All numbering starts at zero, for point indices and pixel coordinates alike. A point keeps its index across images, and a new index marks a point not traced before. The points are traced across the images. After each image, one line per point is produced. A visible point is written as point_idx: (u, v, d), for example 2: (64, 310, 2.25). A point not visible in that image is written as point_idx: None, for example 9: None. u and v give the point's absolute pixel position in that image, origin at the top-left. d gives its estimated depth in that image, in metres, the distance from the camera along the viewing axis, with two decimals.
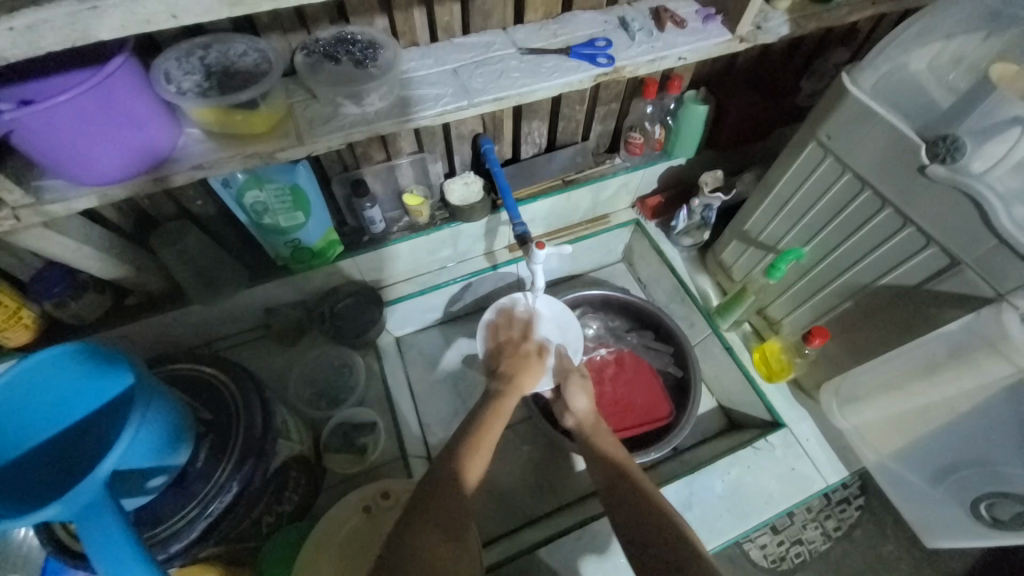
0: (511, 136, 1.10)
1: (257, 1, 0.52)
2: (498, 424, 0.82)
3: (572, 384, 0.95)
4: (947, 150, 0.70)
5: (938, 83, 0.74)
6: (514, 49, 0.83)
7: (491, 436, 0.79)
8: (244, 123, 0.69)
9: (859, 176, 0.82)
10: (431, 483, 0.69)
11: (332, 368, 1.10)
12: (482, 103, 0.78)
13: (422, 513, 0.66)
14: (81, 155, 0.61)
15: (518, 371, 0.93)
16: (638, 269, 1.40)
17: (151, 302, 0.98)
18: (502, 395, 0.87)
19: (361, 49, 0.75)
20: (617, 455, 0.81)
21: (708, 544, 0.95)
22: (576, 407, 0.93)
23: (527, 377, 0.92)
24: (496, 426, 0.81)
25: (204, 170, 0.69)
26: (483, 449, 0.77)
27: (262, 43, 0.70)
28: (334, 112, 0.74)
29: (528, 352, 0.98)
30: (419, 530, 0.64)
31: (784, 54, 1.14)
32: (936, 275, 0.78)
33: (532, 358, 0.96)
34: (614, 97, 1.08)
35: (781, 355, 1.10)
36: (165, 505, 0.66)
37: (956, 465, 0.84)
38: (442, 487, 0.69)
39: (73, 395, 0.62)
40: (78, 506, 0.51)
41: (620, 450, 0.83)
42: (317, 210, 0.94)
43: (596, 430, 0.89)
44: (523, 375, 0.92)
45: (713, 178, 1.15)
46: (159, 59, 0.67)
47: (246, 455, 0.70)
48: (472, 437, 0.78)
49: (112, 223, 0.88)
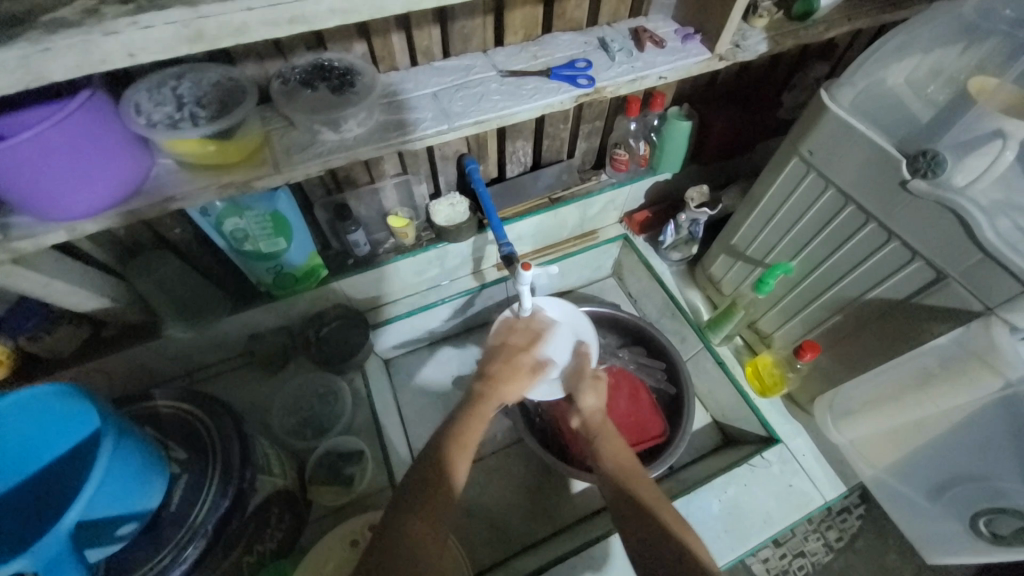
0: (496, 156, 1.09)
1: (218, 38, 0.52)
2: (477, 420, 0.79)
3: (584, 382, 0.93)
4: (928, 165, 0.70)
5: (918, 96, 0.76)
6: (494, 71, 0.83)
7: (471, 430, 0.77)
8: (218, 154, 0.68)
9: (842, 191, 0.82)
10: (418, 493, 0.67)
11: (318, 395, 1.08)
12: (462, 127, 0.77)
13: (404, 529, 0.64)
14: (47, 192, 0.59)
15: (503, 380, 0.84)
16: (628, 284, 1.39)
17: (129, 333, 0.95)
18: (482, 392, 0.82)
19: (339, 76, 0.74)
20: (627, 468, 0.78)
21: (720, 560, 0.93)
22: (583, 406, 0.90)
23: (509, 385, 0.84)
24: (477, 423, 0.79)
25: (178, 203, 0.68)
26: (468, 450, 0.74)
27: (237, 72, 0.69)
28: (312, 139, 0.73)
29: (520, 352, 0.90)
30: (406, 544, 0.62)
31: (765, 70, 1.15)
32: (923, 289, 0.78)
33: (512, 352, 0.89)
34: (598, 115, 1.08)
35: (774, 368, 1.09)
36: (138, 553, 0.63)
37: (954, 480, 0.83)
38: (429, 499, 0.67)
39: (39, 441, 0.59)
40: (39, 564, 0.48)
41: (631, 461, 0.80)
42: (298, 235, 0.92)
43: (603, 428, 0.87)
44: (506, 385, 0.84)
45: (699, 194, 1.14)
46: (129, 90, 0.65)
47: (225, 493, 0.68)
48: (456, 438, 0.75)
49: (88, 255, 0.86)
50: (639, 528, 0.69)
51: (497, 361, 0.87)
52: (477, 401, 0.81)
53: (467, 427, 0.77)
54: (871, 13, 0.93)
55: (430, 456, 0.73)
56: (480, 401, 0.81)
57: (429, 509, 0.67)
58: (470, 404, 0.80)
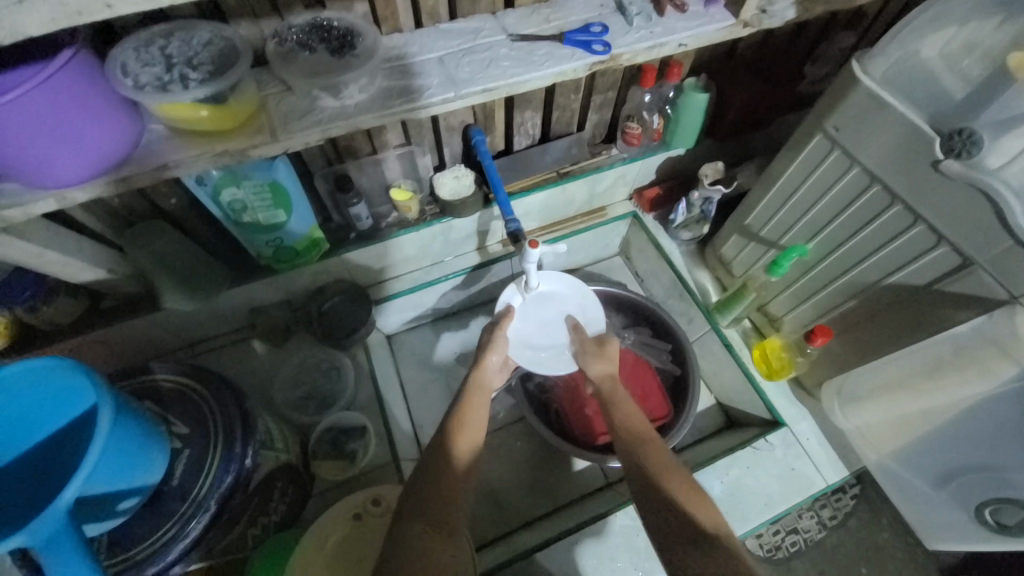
0: (503, 127, 1.05)
1: None
2: (482, 403, 0.81)
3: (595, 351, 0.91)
4: (963, 145, 0.66)
5: (951, 71, 0.69)
6: (503, 35, 0.78)
7: (477, 413, 0.79)
8: (212, 119, 0.64)
9: (868, 171, 0.78)
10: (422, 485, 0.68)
11: (320, 370, 1.07)
12: (469, 95, 0.73)
13: (417, 506, 0.66)
14: (33, 157, 0.56)
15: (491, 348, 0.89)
16: (635, 263, 1.36)
17: (127, 305, 0.93)
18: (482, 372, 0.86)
19: (339, 37, 0.69)
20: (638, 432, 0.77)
21: (737, 529, 0.94)
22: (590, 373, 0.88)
23: (494, 355, 0.89)
24: (481, 405, 0.80)
25: (171, 171, 0.65)
26: (474, 430, 0.76)
27: (229, 30, 0.64)
28: (311, 106, 0.69)
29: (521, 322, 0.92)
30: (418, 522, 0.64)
31: (788, 39, 1.08)
32: (947, 275, 0.75)
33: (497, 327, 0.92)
34: (611, 85, 1.03)
35: (782, 352, 1.07)
36: (141, 527, 0.63)
37: (959, 470, 0.82)
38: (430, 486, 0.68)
39: (36, 414, 0.58)
40: (40, 538, 0.48)
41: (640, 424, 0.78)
42: (298, 208, 0.89)
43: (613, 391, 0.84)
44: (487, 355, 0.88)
45: (713, 169, 1.11)
46: (115, 49, 0.61)
47: (227, 470, 0.67)
48: (463, 415, 0.77)
49: (82, 224, 0.84)
50: (642, 492, 0.68)
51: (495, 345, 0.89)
52: (478, 383, 0.84)
53: (473, 406, 0.79)
54: None
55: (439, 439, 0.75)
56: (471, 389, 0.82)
57: (439, 488, 0.68)
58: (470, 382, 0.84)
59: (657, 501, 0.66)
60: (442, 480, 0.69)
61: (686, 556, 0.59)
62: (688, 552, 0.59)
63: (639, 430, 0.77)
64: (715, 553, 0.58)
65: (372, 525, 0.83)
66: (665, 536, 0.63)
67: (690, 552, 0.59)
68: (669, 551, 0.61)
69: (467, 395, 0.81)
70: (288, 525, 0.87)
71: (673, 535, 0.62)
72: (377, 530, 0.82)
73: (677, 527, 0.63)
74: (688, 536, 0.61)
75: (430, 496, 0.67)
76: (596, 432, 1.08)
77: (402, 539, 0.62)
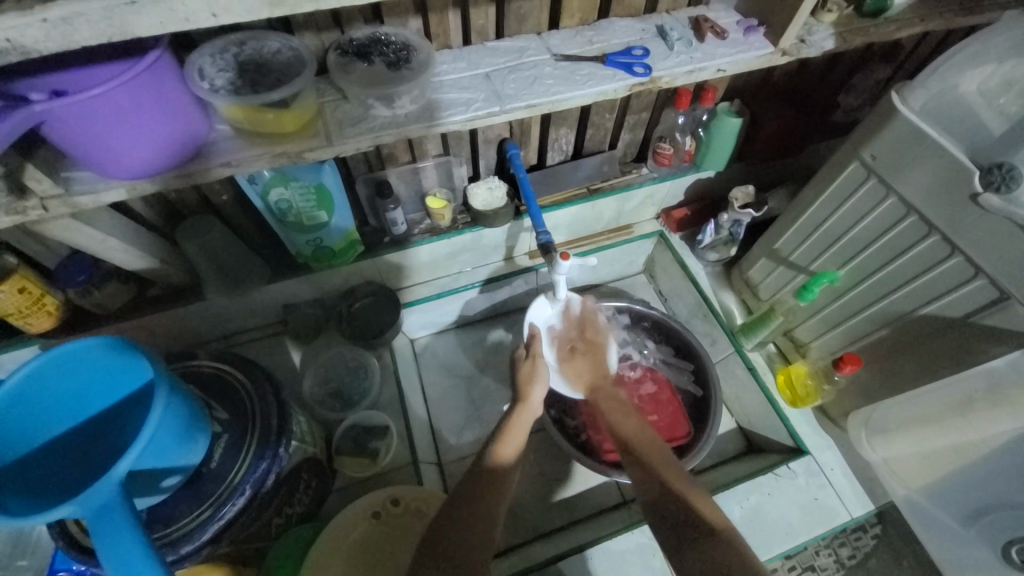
0: (538, 141, 1.08)
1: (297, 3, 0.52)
2: (518, 432, 0.81)
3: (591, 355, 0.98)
4: (1002, 179, 0.66)
5: (989, 106, 0.70)
6: (548, 54, 0.82)
7: (516, 437, 0.80)
8: (275, 122, 0.68)
9: (904, 201, 0.78)
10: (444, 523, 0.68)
11: (346, 368, 1.10)
12: (514, 109, 0.76)
13: (451, 526, 0.67)
14: (112, 148, 0.60)
15: (533, 382, 0.88)
16: (659, 282, 1.36)
17: (171, 294, 0.98)
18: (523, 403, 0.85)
19: (395, 51, 0.74)
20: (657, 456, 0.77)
21: (763, 555, 0.93)
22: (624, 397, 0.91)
23: (539, 384, 0.88)
24: (519, 433, 0.81)
25: (233, 168, 0.69)
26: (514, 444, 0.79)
27: (296, 41, 0.69)
28: (364, 114, 0.73)
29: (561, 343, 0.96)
30: (453, 527, 0.67)
31: (823, 69, 1.09)
32: (983, 308, 0.74)
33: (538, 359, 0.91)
34: (645, 106, 1.05)
35: (808, 379, 1.06)
36: (178, 507, 0.66)
37: (989, 507, 0.80)
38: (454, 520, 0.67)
39: (94, 389, 0.62)
40: (92, 506, 0.50)
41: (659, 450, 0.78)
42: (340, 210, 0.93)
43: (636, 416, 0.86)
44: (530, 386, 0.87)
45: (744, 193, 1.12)
46: (194, 54, 0.66)
47: (262, 458, 0.70)
48: (501, 434, 0.80)
49: (139, 214, 0.88)
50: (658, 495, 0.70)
51: (536, 375, 0.88)
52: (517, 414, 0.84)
53: (512, 428, 0.81)
54: (945, 15, 0.88)
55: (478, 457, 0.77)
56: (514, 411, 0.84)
57: (478, 496, 0.71)
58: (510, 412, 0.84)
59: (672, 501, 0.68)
60: (480, 491, 0.72)
61: (703, 552, 0.61)
62: (703, 548, 0.61)
63: (653, 445, 0.79)
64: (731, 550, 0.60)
65: (391, 524, 0.84)
66: (681, 533, 0.64)
67: (709, 546, 0.61)
68: (687, 548, 0.62)
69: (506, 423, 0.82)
70: (309, 518, 0.89)
71: (691, 532, 0.64)
72: (396, 529, 0.83)
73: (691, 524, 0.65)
74: (700, 535, 0.63)
75: (469, 504, 0.70)
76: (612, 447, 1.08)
77: (440, 551, 0.64)
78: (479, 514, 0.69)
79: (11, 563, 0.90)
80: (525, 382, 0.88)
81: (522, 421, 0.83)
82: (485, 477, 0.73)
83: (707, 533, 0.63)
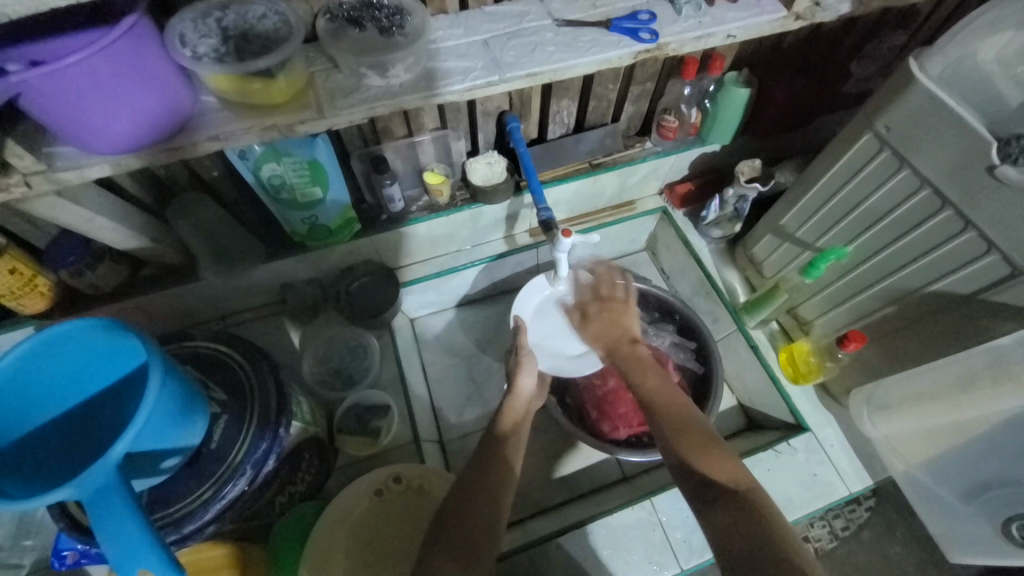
0: (539, 114, 1.04)
1: None
2: (518, 416, 0.84)
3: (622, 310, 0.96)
4: (1020, 150, 0.65)
5: (1006, 75, 0.69)
6: (550, 20, 0.78)
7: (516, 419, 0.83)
8: (263, 93, 0.65)
9: (918, 174, 0.76)
10: (449, 511, 0.66)
11: (345, 348, 1.09)
12: (513, 79, 0.73)
13: (459, 514, 0.66)
14: (93, 121, 0.57)
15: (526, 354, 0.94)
16: (661, 260, 1.35)
17: (166, 274, 0.96)
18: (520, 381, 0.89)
19: (387, 16, 0.70)
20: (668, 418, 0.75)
21: (791, 515, 0.95)
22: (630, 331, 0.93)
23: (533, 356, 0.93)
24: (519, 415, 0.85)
25: (221, 141, 0.66)
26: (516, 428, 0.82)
27: (282, 6, 0.65)
28: (356, 84, 0.70)
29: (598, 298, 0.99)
30: (454, 515, 0.66)
31: (836, 36, 1.05)
32: (995, 284, 0.72)
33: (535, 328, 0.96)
34: (650, 76, 1.01)
35: (810, 357, 1.05)
36: (179, 487, 0.66)
37: (991, 483, 0.81)
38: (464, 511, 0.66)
39: (88, 372, 0.61)
40: (91, 489, 0.50)
41: (673, 408, 0.77)
42: (335, 186, 0.90)
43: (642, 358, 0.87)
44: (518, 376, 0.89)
45: (750, 167, 1.09)
46: (174, 20, 0.62)
47: (262, 437, 0.69)
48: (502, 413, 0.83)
49: (127, 192, 0.86)
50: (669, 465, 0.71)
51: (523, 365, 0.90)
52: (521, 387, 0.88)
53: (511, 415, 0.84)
54: None
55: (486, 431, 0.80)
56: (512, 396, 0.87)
57: (482, 481, 0.70)
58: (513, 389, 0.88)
59: (685, 466, 0.68)
60: (493, 462, 0.73)
61: (718, 514, 0.61)
62: (713, 512, 0.62)
63: (663, 398, 0.79)
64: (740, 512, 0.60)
65: (394, 501, 0.84)
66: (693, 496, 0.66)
67: (721, 512, 0.61)
68: (703, 510, 0.63)
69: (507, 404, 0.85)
70: (312, 495, 0.90)
71: (701, 497, 0.64)
72: (398, 506, 0.83)
73: (705, 489, 0.64)
74: (711, 496, 0.63)
75: (473, 486, 0.70)
76: (620, 425, 1.07)
77: (446, 534, 0.64)
78: (484, 501, 0.68)
79: (17, 543, 0.91)
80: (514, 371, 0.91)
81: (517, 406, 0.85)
82: (490, 457, 0.74)
83: (719, 494, 0.63)
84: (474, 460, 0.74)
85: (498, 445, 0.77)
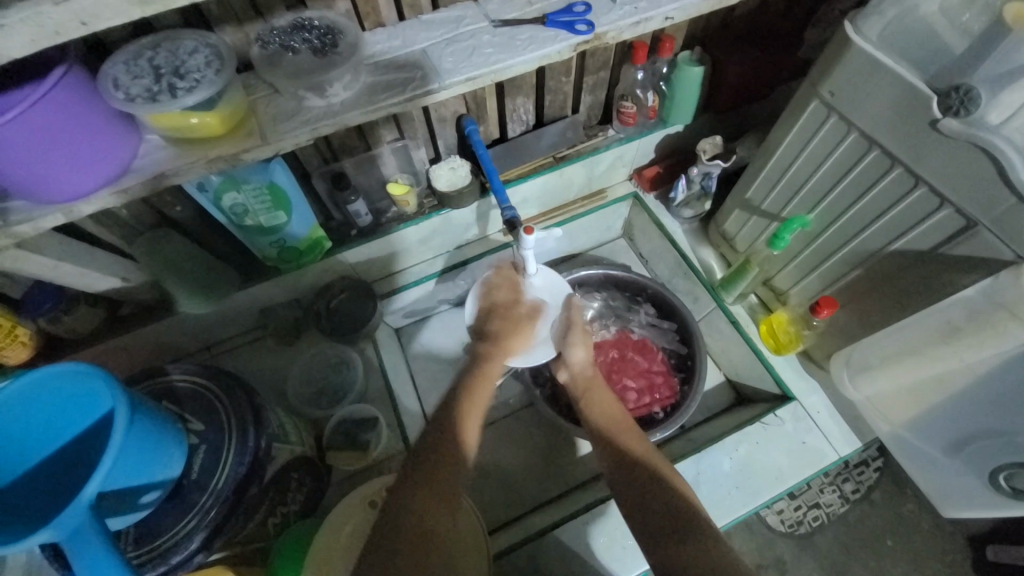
0: (496, 114, 1.04)
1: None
2: (483, 393, 0.82)
3: (573, 337, 0.95)
4: (960, 102, 0.63)
5: (951, 24, 0.67)
6: (485, 22, 0.78)
7: (478, 399, 0.81)
8: (202, 126, 0.66)
9: (865, 135, 0.76)
10: (421, 459, 0.72)
11: (330, 366, 1.09)
12: (453, 84, 0.73)
13: (416, 472, 0.71)
14: (37, 174, 0.58)
15: (507, 336, 0.90)
16: (639, 244, 1.35)
17: (145, 310, 0.98)
18: (488, 360, 0.86)
19: (319, 36, 0.70)
20: (638, 449, 0.79)
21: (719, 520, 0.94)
22: (572, 360, 0.94)
23: (516, 342, 0.90)
24: (483, 392, 0.83)
25: (168, 178, 0.67)
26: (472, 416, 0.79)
27: (213, 38, 0.66)
28: (298, 106, 0.71)
29: (515, 310, 0.94)
30: (400, 529, 0.65)
31: (787, 3, 1.04)
32: (953, 237, 0.72)
33: (524, 322, 0.93)
34: (602, 65, 1.02)
35: (789, 326, 1.06)
36: (162, 520, 0.67)
37: (972, 436, 0.81)
38: (433, 463, 0.72)
39: (61, 417, 0.62)
40: (66, 530, 0.51)
41: (641, 442, 0.81)
42: (298, 207, 0.91)
43: (591, 385, 0.93)
44: (512, 340, 0.90)
45: (712, 144, 1.08)
46: (106, 64, 0.63)
47: (241, 461, 0.71)
48: (464, 397, 0.80)
49: (94, 236, 0.87)
50: (630, 503, 0.73)
51: (520, 336, 0.91)
52: (485, 367, 0.86)
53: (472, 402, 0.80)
54: None
55: (438, 424, 0.77)
56: (487, 360, 0.86)
57: (434, 475, 0.71)
58: (477, 367, 0.85)
59: (649, 503, 0.71)
60: (429, 461, 0.72)
61: (683, 545, 0.65)
62: (679, 550, 0.64)
63: (629, 427, 0.84)
64: (702, 549, 0.64)
65: None
66: (651, 533, 0.69)
67: (678, 550, 0.65)
68: (674, 541, 0.66)
69: (471, 382, 0.83)
70: (309, 514, 0.91)
71: (663, 532, 0.68)
72: None
73: (676, 523, 0.68)
74: (669, 534, 0.67)
75: (414, 500, 0.68)
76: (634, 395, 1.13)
77: (411, 486, 0.70)
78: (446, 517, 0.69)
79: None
80: (505, 337, 0.90)
81: (490, 373, 0.85)
82: (440, 446, 0.74)
83: (685, 533, 0.66)
84: (419, 448, 0.74)
85: (451, 440, 0.74)
